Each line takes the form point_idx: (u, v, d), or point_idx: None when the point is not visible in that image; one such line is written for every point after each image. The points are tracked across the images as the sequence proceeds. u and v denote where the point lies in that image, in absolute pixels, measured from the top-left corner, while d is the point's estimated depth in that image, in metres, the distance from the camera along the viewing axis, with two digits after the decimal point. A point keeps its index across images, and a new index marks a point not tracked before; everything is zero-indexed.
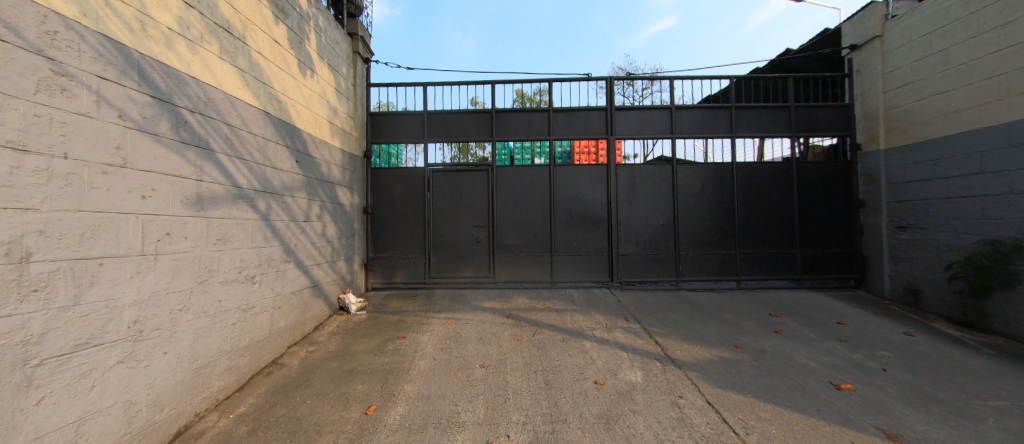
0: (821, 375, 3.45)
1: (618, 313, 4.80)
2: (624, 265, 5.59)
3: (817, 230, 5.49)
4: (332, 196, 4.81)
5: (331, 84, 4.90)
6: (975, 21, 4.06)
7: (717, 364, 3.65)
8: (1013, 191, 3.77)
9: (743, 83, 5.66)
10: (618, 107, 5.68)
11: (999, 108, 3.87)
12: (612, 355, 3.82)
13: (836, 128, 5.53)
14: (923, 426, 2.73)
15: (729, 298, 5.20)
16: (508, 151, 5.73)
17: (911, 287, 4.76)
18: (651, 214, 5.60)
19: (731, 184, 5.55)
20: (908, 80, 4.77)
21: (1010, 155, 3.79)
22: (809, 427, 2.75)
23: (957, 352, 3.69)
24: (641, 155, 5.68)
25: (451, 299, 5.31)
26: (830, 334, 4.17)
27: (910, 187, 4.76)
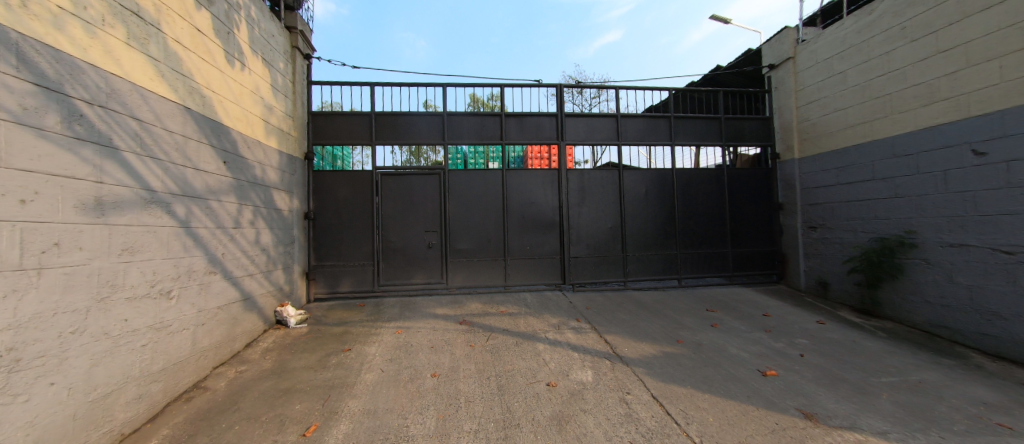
0: (750, 363, 3.76)
1: (569, 314, 4.89)
2: (576, 267, 5.74)
3: (745, 231, 6.02)
4: (266, 201, 4.43)
5: (266, 80, 4.53)
6: (865, 49, 4.70)
7: (661, 359, 3.84)
8: (896, 196, 4.40)
9: (680, 95, 6.08)
10: (568, 114, 5.84)
11: (885, 124, 4.50)
12: (564, 356, 3.88)
13: (759, 138, 6.14)
14: (833, 404, 3.07)
15: (672, 296, 5.52)
16: (461, 155, 5.67)
17: (822, 280, 5.38)
18: (600, 217, 5.81)
19: (671, 189, 5.92)
20: (815, 98, 5.42)
21: (893, 165, 4.42)
22: (740, 412, 2.98)
23: (859, 336, 4.20)
24: (590, 161, 5.88)
25: (401, 306, 5.11)
26: (757, 325, 4.58)
27: (819, 192, 5.38)
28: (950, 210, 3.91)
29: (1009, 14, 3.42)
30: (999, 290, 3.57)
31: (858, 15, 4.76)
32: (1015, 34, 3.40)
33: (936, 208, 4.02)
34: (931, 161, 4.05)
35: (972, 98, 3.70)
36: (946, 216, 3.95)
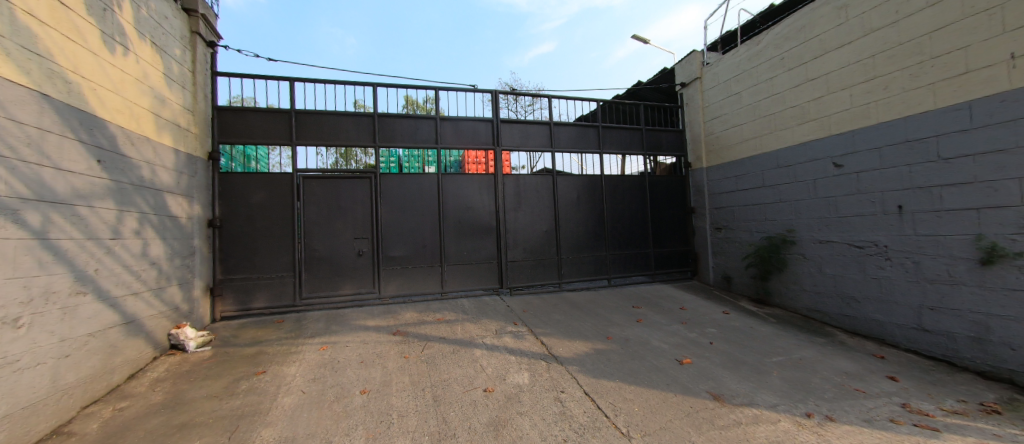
0: (669, 354, 4.11)
1: (507, 318, 4.92)
2: (513, 271, 5.81)
3: (665, 232, 6.60)
4: (157, 206, 3.82)
5: (156, 67, 3.92)
6: (755, 74, 5.45)
7: (592, 356, 4.03)
8: (780, 201, 5.15)
9: (607, 107, 6.50)
10: (503, 120, 5.93)
11: (771, 139, 5.25)
12: (501, 361, 3.89)
13: (674, 149, 6.80)
14: (736, 385, 3.47)
15: (602, 295, 5.84)
16: (395, 159, 5.45)
17: (726, 275, 6.09)
18: (536, 221, 5.96)
19: (600, 194, 6.29)
20: (717, 114, 6.15)
21: (777, 174, 5.17)
22: (662, 400, 3.22)
23: (755, 323, 4.82)
24: (527, 166, 6.01)
25: (327, 320, 4.73)
26: (675, 318, 5.02)
27: (723, 197, 6.10)
28: (819, 213, 4.67)
29: (857, 52, 4.21)
30: (854, 278, 4.34)
31: (749, 45, 5.51)
32: (861, 69, 4.18)
33: (809, 210, 4.78)
34: (804, 171, 4.80)
35: (833, 120, 4.48)
36: (816, 217, 4.71)
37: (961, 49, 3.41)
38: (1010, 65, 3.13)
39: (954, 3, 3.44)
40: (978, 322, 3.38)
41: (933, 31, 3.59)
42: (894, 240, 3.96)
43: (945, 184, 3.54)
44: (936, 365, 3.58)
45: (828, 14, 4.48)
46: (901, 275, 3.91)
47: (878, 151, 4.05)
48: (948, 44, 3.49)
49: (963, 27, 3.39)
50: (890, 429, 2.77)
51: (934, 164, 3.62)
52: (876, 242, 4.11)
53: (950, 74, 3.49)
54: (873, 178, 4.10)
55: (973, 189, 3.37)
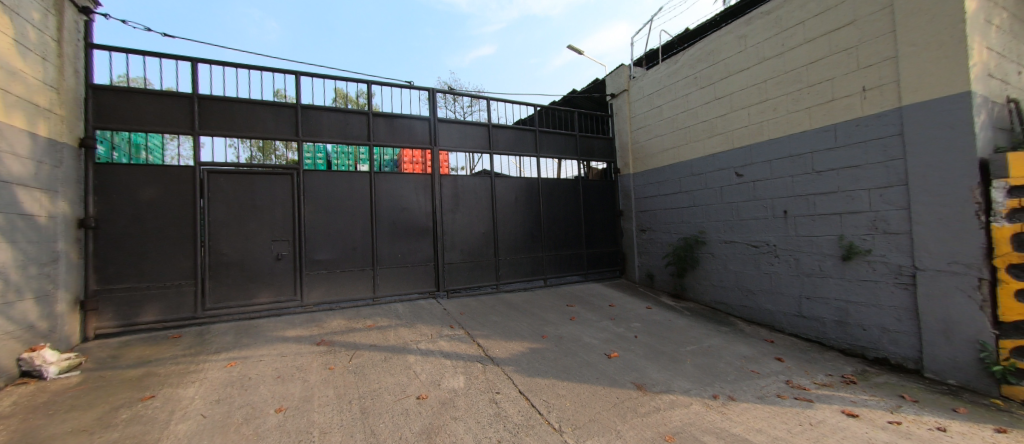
0: (599, 349, 4.33)
1: (443, 322, 4.81)
2: (450, 273, 5.71)
3: (596, 234, 6.98)
4: (7, 202, 3.06)
5: (7, 32, 3.16)
6: (673, 90, 6.00)
7: (527, 355, 4.11)
8: (694, 206, 5.72)
9: (543, 112, 6.71)
10: (441, 119, 5.81)
11: (686, 150, 5.80)
12: (436, 365, 3.78)
13: (605, 155, 7.25)
14: (657, 374, 3.77)
15: (538, 295, 5.99)
16: (322, 155, 5.06)
17: (649, 273, 6.61)
18: (474, 223, 5.93)
19: (537, 196, 6.46)
20: (642, 125, 6.66)
21: (691, 181, 5.74)
22: (591, 393, 3.38)
23: (673, 316, 5.28)
24: (466, 167, 5.97)
25: (237, 332, 4.21)
26: (604, 315, 5.32)
27: (646, 201, 6.62)
28: (724, 216, 5.27)
29: (752, 77, 4.84)
30: (751, 274, 4.97)
31: (668, 63, 6.06)
32: (756, 91, 4.81)
33: (716, 214, 5.39)
34: (713, 179, 5.40)
35: (735, 134, 5.08)
36: (722, 220, 5.32)
37: (828, 81, 4.10)
38: (862, 96, 3.84)
39: (823, 42, 4.13)
40: (841, 308, 4.07)
41: (809, 64, 4.26)
42: (780, 240, 4.61)
43: (818, 193, 4.21)
44: (811, 346, 4.23)
45: (731, 42, 5.10)
46: (786, 270, 4.57)
47: (769, 163, 4.69)
48: (820, 75, 4.17)
49: (830, 62, 4.08)
50: (777, 403, 3.21)
51: (810, 176, 4.30)
52: (768, 242, 4.74)
53: (821, 100, 4.17)
54: (766, 187, 4.74)
55: (837, 198, 4.05)
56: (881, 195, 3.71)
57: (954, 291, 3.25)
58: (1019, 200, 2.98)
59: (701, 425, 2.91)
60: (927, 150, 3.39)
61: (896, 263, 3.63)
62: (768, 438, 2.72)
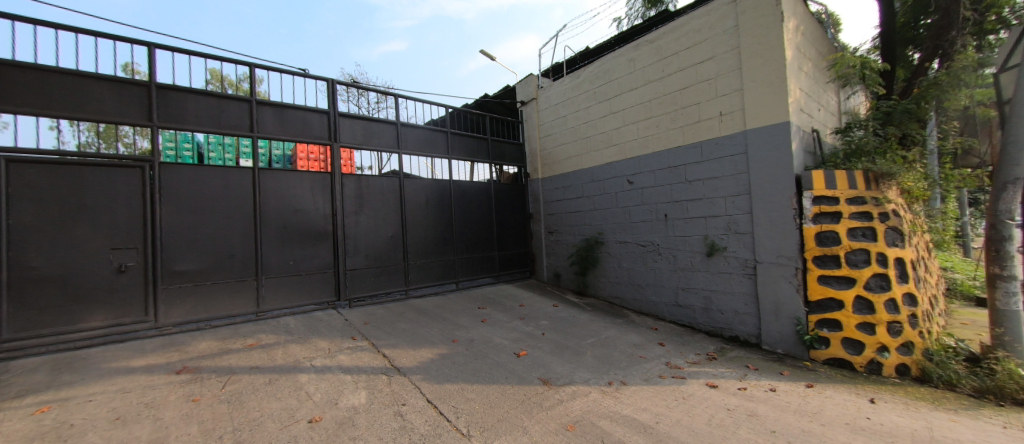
0: (508, 349, 4.42)
1: (344, 334, 4.40)
2: (352, 280, 5.27)
3: (507, 236, 7.17)
4: None
5: None
6: (577, 101, 6.46)
7: (436, 361, 3.99)
8: (594, 209, 6.24)
9: (456, 114, 6.67)
10: (342, 113, 5.36)
11: (587, 158, 6.30)
12: (333, 383, 3.42)
13: (516, 160, 7.50)
14: (561, 368, 3.99)
15: (449, 299, 5.88)
16: (192, 146, 4.25)
17: (557, 273, 7.01)
18: (380, 226, 5.58)
19: (449, 199, 6.38)
20: (549, 133, 7.06)
21: (591, 187, 6.25)
22: (500, 394, 3.42)
23: (577, 312, 5.67)
24: (375, 167, 5.62)
25: (54, 367, 3.25)
26: (514, 315, 5.47)
27: (554, 204, 7.02)
28: (618, 219, 5.85)
29: (640, 96, 5.46)
30: (639, 270, 5.60)
31: (572, 77, 6.52)
32: (643, 109, 5.44)
33: (612, 217, 5.96)
34: (609, 186, 5.95)
35: (627, 147, 5.67)
36: (617, 223, 5.89)
37: (696, 105, 4.84)
38: (720, 120, 4.62)
39: (693, 71, 4.86)
40: (706, 296, 4.82)
41: (682, 89, 4.97)
42: (662, 240, 5.29)
43: (689, 199, 4.94)
44: (685, 331, 4.92)
45: (623, 63, 5.69)
46: (666, 266, 5.25)
47: (654, 173, 5.34)
48: (690, 99, 4.90)
49: (698, 89, 4.81)
50: (659, 383, 3.65)
51: (683, 185, 5.01)
52: (653, 241, 5.40)
53: (691, 121, 4.90)
54: (651, 193, 5.38)
55: (703, 204, 4.80)
56: (733, 202, 4.51)
57: (780, 279, 4.10)
58: (819, 207, 3.90)
59: (597, 411, 3.16)
60: (763, 166, 4.23)
61: (744, 258, 4.44)
62: (652, 415, 3.07)
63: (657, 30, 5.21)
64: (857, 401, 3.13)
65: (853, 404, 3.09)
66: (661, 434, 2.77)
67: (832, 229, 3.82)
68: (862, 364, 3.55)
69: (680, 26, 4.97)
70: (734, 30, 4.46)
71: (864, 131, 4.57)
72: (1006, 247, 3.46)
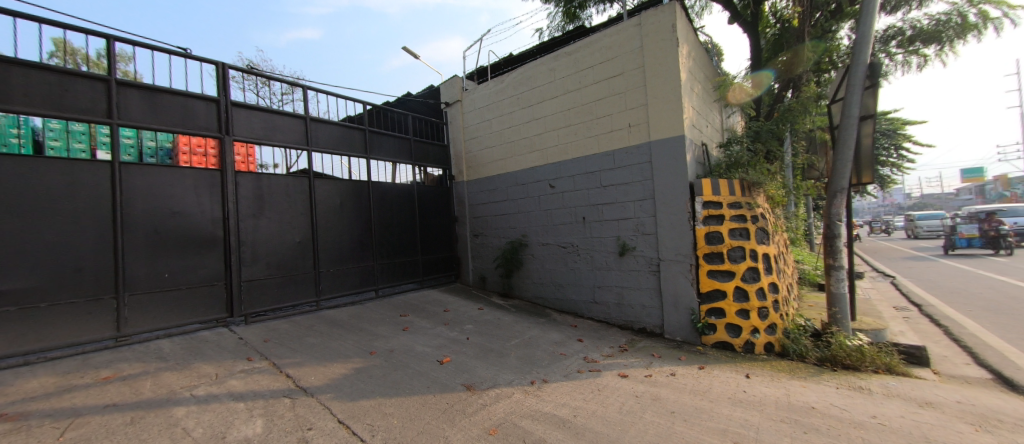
0: (430, 356, 4.27)
1: (237, 355, 3.80)
2: (250, 293, 4.62)
3: (432, 240, 7.00)
4: None
5: None
6: (501, 106, 6.54)
7: (350, 377, 3.67)
8: (518, 212, 6.38)
9: (375, 111, 6.32)
10: (237, 103, 4.69)
11: (511, 162, 6.42)
12: (220, 413, 2.91)
13: (440, 162, 7.36)
14: (484, 371, 3.96)
15: (368, 308, 5.50)
16: (21, 131, 3.30)
17: (482, 276, 7.02)
18: (285, 231, 5.00)
19: (367, 201, 6.01)
20: (474, 136, 7.06)
21: (515, 190, 6.38)
22: (421, 405, 3.27)
23: (502, 314, 5.72)
24: (280, 166, 5.06)
25: None
26: (438, 321, 5.32)
27: (479, 207, 7.03)
28: (541, 222, 6.05)
29: (560, 105, 5.73)
30: (560, 270, 5.85)
31: (496, 82, 6.59)
32: (563, 117, 5.72)
33: (535, 220, 6.14)
34: (532, 189, 6.13)
35: (548, 152, 5.90)
36: (539, 226, 6.09)
37: (609, 116, 5.23)
38: (628, 131, 5.05)
39: (605, 85, 5.24)
40: (618, 293, 5.21)
41: (597, 100, 5.34)
42: (580, 241, 5.59)
43: (603, 203, 5.31)
44: (601, 326, 5.26)
45: (544, 72, 5.92)
46: (584, 265, 5.56)
47: (572, 178, 5.63)
48: (604, 110, 5.28)
49: (611, 101, 5.21)
50: (577, 377, 3.84)
51: (598, 189, 5.36)
52: (572, 243, 5.68)
53: (604, 131, 5.28)
54: (570, 197, 5.66)
55: (615, 207, 5.19)
56: (640, 206, 4.96)
57: (678, 275, 4.61)
58: (707, 210, 4.48)
59: (520, 411, 3.19)
60: (664, 174, 4.72)
61: (649, 256, 4.90)
62: (570, 409, 3.19)
63: (574, 44, 5.52)
64: (737, 377, 3.63)
65: (734, 381, 3.58)
66: (578, 427, 2.89)
67: (717, 230, 4.42)
68: (740, 345, 4.16)
69: (594, 42, 5.34)
70: (639, 50, 4.93)
71: (740, 147, 5.40)
72: (836, 242, 4.33)
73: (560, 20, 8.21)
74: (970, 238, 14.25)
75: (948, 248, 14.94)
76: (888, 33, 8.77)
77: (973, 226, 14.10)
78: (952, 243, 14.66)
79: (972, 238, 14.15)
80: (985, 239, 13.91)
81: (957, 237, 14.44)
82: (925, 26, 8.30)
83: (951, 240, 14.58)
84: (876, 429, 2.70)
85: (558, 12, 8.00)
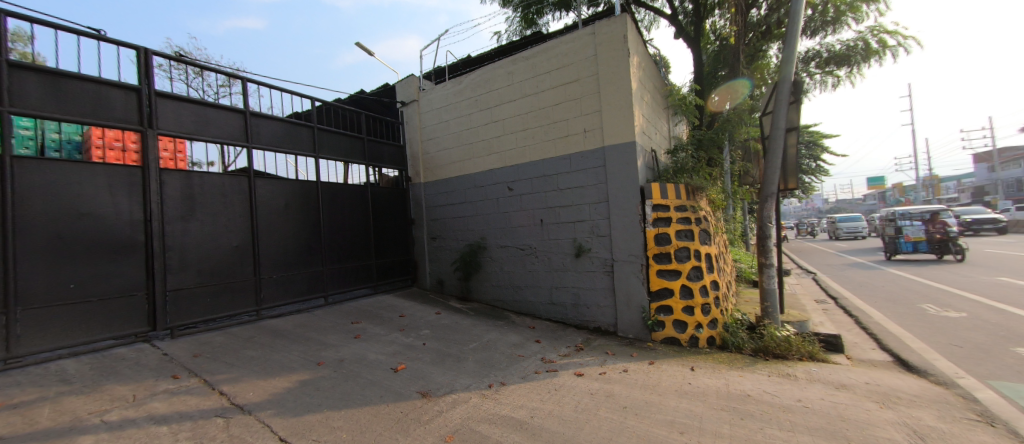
0: (384, 364, 4.09)
1: (160, 372, 3.37)
2: (177, 304, 4.14)
3: (387, 243, 6.78)
4: None
5: None
6: (460, 107, 6.48)
7: (295, 391, 3.42)
8: (476, 215, 6.33)
9: (323, 108, 6.02)
10: (161, 93, 4.20)
11: (470, 164, 6.36)
12: (135, 440, 2.56)
13: (396, 163, 7.14)
14: (441, 377, 3.87)
15: (316, 316, 5.18)
16: None
17: (440, 280, 6.90)
18: (221, 234, 4.59)
19: (315, 203, 5.71)
20: (432, 137, 6.93)
21: (474, 192, 6.34)
22: (372, 416, 3.12)
23: (459, 318, 5.63)
24: (215, 164, 4.66)
25: None
26: (393, 327, 5.14)
27: (437, 210, 6.90)
28: (499, 224, 6.05)
29: (518, 108, 5.79)
30: (518, 272, 5.89)
31: (454, 83, 6.51)
32: (521, 120, 5.77)
33: (493, 222, 6.13)
34: (491, 192, 6.12)
35: (507, 155, 5.92)
36: (498, 228, 6.09)
37: (566, 121, 5.35)
38: (584, 136, 5.20)
39: (562, 91, 5.37)
40: (574, 293, 5.34)
41: (554, 105, 5.45)
42: (538, 243, 5.66)
43: (560, 206, 5.42)
44: (558, 326, 5.36)
45: (502, 75, 5.94)
46: (542, 267, 5.63)
47: (531, 181, 5.69)
48: (561, 115, 5.39)
49: (567, 106, 5.34)
50: (534, 378, 3.87)
51: (555, 192, 5.47)
52: (530, 245, 5.74)
53: (561, 135, 5.39)
54: (529, 200, 5.72)
55: (572, 210, 5.32)
56: (595, 209, 5.11)
57: (630, 275, 4.80)
58: (656, 213, 4.73)
59: (477, 416, 3.15)
60: (617, 178, 4.91)
61: (603, 257, 5.06)
62: (527, 411, 3.20)
63: (532, 49, 5.60)
64: (683, 371, 3.85)
65: (681, 374, 3.78)
66: (534, 428, 2.90)
67: (665, 231, 4.69)
68: (686, 340, 4.44)
69: (551, 48, 5.45)
70: (594, 58, 5.10)
71: (685, 154, 5.75)
72: (767, 242, 4.75)
73: (518, 25, 8.33)
74: (915, 241, 12.74)
75: (892, 255, 13.46)
76: (809, 54, 9.80)
77: (919, 227, 12.60)
78: (896, 248, 13.16)
79: (917, 241, 12.70)
80: (930, 242, 12.54)
81: (902, 240, 12.96)
82: (838, 50, 9.39)
83: (897, 245, 13.00)
84: (801, 412, 2.97)
85: (516, 17, 8.11)
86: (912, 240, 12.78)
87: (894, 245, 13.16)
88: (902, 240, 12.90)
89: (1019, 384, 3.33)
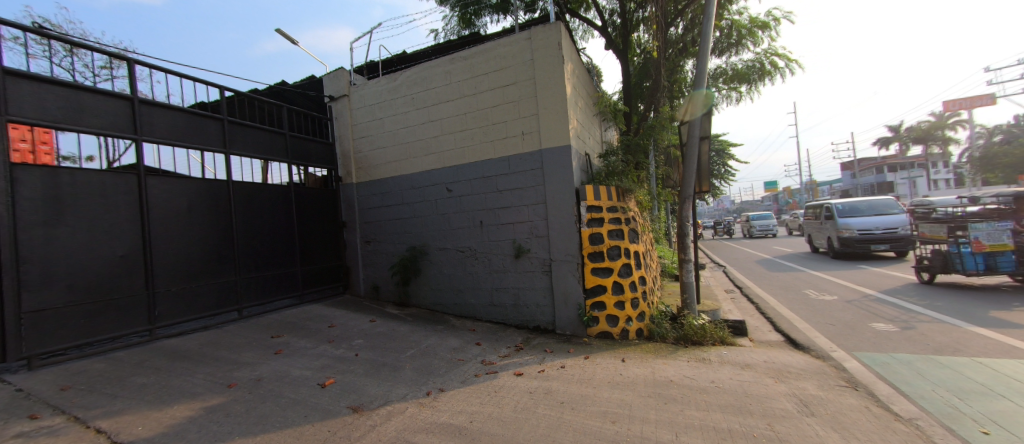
0: (310, 380, 3.76)
1: (12, 413, 2.72)
2: (38, 328, 3.30)
3: (313, 248, 6.33)
4: None
5: None
6: (395, 104, 6.22)
7: (199, 419, 2.98)
8: (414, 217, 6.12)
9: (235, 99, 5.42)
10: (11, 70, 3.32)
11: (407, 164, 6.13)
12: None
13: (324, 161, 6.69)
14: (374, 389, 3.66)
15: (228, 332, 4.63)
16: None
17: (375, 285, 6.57)
18: (100, 242, 3.84)
19: (226, 205, 5.13)
20: (365, 134, 6.56)
21: (411, 194, 6.12)
22: (296, 437, 2.83)
23: (396, 325, 5.40)
24: (95, 159, 3.91)
25: None
26: (321, 339, 4.75)
27: (371, 212, 6.56)
28: (438, 226, 5.91)
29: (456, 108, 5.71)
30: (457, 275, 5.81)
31: (389, 79, 6.23)
32: (460, 121, 5.69)
33: (431, 224, 5.98)
34: (429, 193, 5.96)
35: (446, 156, 5.80)
36: (436, 231, 5.95)
37: (504, 123, 5.39)
38: (522, 138, 5.29)
39: (500, 93, 5.41)
40: (514, 294, 5.40)
41: (493, 107, 5.47)
42: (477, 244, 5.63)
43: (499, 207, 5.44)
44: (498, 327, 5.38)
45: (440, 74, 5.82)
46: (482, 268, 5.61)
47: (470, 182, 5.64)
48: (500, 117, 5.42)
49: (505, 108, 5.39)
50: (475, 382, 3.81)
51: (494, 193, 5.48)
52: (470, 247, 5.69)
53: (500, 137, 5.42)
54: (468, 201, 5.66)
55: (511, 211, 5.37)
56: (534, 210, 5.22)
57: (567, 274, 4.97)
58: (590, 214, 4.97)
59: (413, 426, 3.02)
60: (554, 180, 5.06)
61: (541, 257, 5.18)
62: (466, 416, 3.15)
63: (470, 49, 5.55)
64: (615, 362, 4.07)
65: (614, 366, 4.00)
66: (473, 432, 2.86)
67: (597, 231, 4.94)
68: (618, 333, 4.72)
69: (489, 49, 5.46)
70: (530, 63, 5.21)
71: (616, 158, 6.12)
72: (686, 240, 5.22)
73: (455, 24, 8.27)
74: (991, 252, 6.74)
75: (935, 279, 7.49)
76: (717, 71, 11.00)
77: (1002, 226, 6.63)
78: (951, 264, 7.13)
79: (996, 252, 6.71)
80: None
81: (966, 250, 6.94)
82: (740, 68, 10.69)
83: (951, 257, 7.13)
84: (713, 391, 3.31)
85: (454, 16, 8.05)
86: (985, 251, 6.75)
87: (945, 259, 7.23)
88: (964, 250, 6.93)
89: (874, 353, 4.04)
